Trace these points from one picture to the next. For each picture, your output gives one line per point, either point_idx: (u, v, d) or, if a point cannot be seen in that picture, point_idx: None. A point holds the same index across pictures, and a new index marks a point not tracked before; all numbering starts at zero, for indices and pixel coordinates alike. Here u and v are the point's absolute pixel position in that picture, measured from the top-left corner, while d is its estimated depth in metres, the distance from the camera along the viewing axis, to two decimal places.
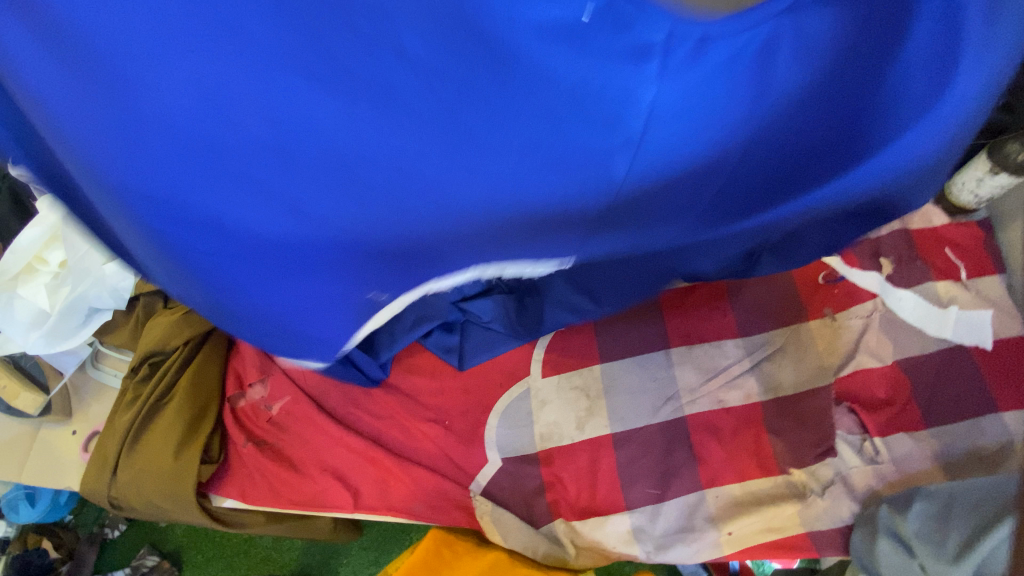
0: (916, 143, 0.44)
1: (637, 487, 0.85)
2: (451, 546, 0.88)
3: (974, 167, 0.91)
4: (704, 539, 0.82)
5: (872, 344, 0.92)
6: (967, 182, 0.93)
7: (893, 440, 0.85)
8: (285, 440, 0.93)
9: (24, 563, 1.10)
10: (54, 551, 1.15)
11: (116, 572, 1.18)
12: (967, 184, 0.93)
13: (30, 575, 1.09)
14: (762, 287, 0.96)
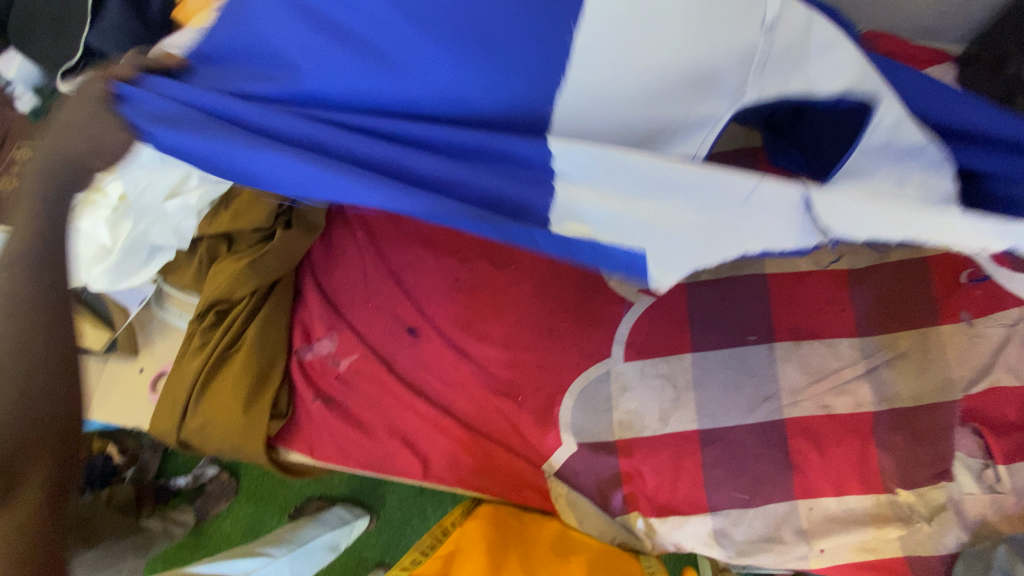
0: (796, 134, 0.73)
1: (723, 490, 0.80)
2: (519, 516, 0.90)
3: None
4: (794, 552, 0.77)
5: (1010, 358, 0.81)
6: None
7: (1019, 468, 0.76)
8: (352, 398, 0.90)
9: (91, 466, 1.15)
10: (119, 456, 1.20)
11: (179, 479, 1.25)
12: None
13: (97, 478, 1.15)
14: (890, 278, 0.86)
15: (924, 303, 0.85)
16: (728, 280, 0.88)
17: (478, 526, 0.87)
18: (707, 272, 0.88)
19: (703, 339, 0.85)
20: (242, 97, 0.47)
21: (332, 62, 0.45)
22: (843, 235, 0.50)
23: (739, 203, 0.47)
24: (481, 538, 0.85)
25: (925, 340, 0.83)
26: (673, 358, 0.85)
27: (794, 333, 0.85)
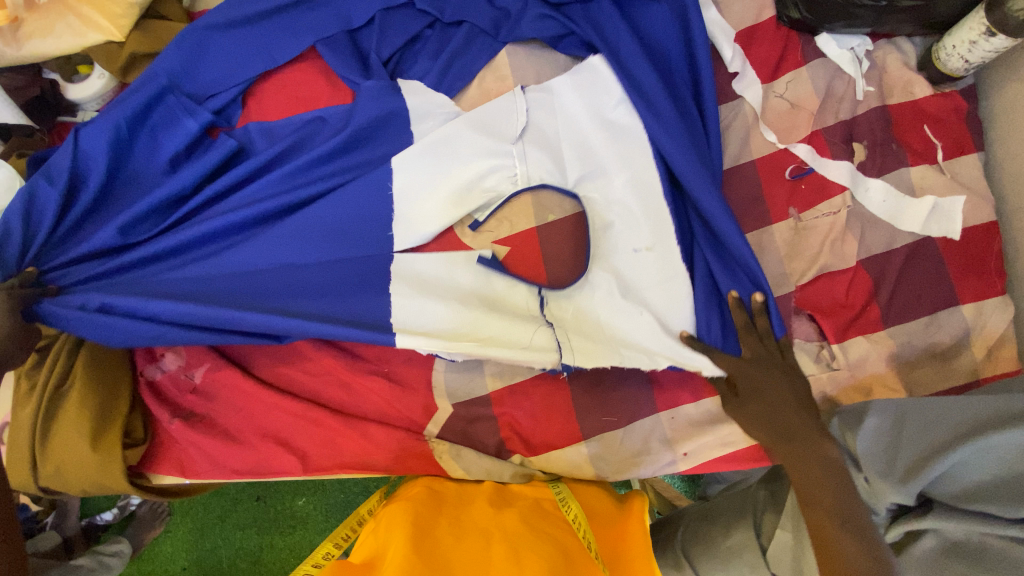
0: (632, 154, 0.87)
1: (594, 417, 0.83)
2: (450, 483, 0.84)
3: (969, 27, 0.80)
4: (658, 461, 0.82)
5: (836, 244, 0.85)
6: (958, 45, 0.83)
7: (851, 344, 0.82)
8: (215, 409, 0.86)
9: None
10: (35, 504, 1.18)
11: (105, 513, 1.24)
12: (958, 48, 0.82)
13: None
14: (730, 186, 0.90)
15: (757, 207, 0.89)
16: (572, 222, 0.89)
17: (403, 496, 0.79)
18: (554, 214, 0.90)
19: (556, 308, 0.86)
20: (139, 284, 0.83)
21: (176, 242, 0.85)
22: (573, 364, 0.82)
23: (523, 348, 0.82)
24: (406, 501, 0.76)
25: (760, 241, 0.87)
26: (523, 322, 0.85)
27: (640, 284, 0.84)
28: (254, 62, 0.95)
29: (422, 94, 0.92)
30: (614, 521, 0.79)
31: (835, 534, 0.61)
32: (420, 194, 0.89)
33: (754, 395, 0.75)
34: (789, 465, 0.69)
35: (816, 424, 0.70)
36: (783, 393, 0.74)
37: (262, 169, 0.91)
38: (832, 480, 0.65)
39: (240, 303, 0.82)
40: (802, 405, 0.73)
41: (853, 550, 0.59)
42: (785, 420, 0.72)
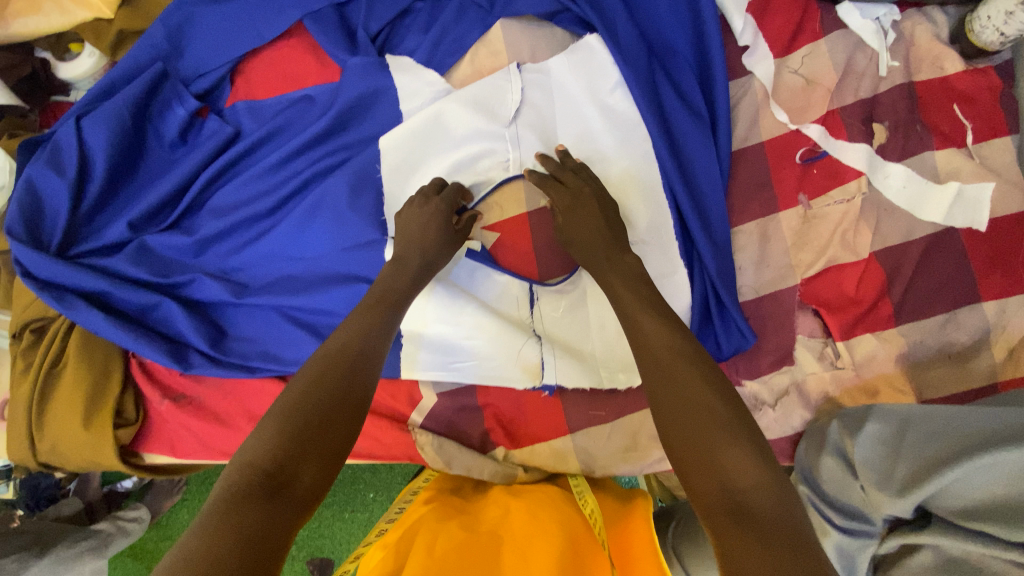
0: (627, 139, 0.83)
1: (581, 409, 0.82)
2: (463, 483, 0.81)
3: None
4: (646, 456, 0.80)
5: (847, 235, 0.80)
6: (994, 16, 0.75)
7: (857, 342, 0.78)
8: (204, 392, 0.87)
9: (32, 486, 1.14)
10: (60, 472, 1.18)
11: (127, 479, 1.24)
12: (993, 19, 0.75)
13: (41, 496, 1.15)
14: (736, 170, 0.84)
15: (765, 193, 0.82)
16: None
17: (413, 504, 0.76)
18: (546, 198, 0.85)
19: (546, 306, 0.84)
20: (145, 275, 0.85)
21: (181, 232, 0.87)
22: (556, 381, 0.81)
23: (516, 352, 0.81)
24: (418, 503, 0.74)
25: (764, 229, 0.82)
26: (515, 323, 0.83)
27: None
28: (240, 38, 0.91)
29: (411, 72, 0.88)
30: (620, 520, 0.74)
31: (729, 511, 0.47)
32: (411, 179, 0.87)
33: (643, 357, 0.60)
34: (668, 434, 0.54)
35: (707, 378, 0.55)
36: (664, 344, 0.59)
37: (259, 154, 0.91)
38: (714, 441, 0.51)
39: (250, 290, 0.87)
40: (689, 356, 0.57)
41: (751, 521, 0.45)
42: (669, 378, 0.56)
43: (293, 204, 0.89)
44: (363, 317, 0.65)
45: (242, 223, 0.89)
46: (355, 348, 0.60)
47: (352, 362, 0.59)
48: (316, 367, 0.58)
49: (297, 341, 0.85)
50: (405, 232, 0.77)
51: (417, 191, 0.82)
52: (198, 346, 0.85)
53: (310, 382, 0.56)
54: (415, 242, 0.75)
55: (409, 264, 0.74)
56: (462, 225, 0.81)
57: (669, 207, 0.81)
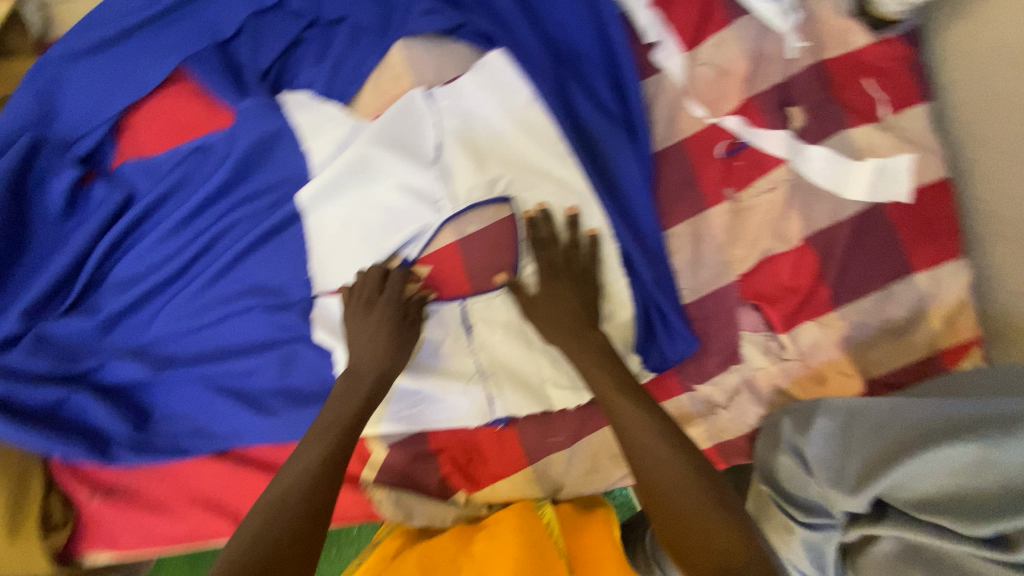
0: (547, 153, 0.80)
1: (538, 438, 0.79)
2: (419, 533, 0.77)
3: None
4: (609, 477, 0.79)
5: (778, 224, 0.79)
6: None
7: (801, 330, 0.77)
8: (139, 478, 0.80)
9: None
10: None
11: None
12: None
13: None
14: (663, 169, 0.81)
15: (692, 190, 0.80)
16: (496, 228, 0.82)
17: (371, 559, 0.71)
18: (474, 224, 0.82)
19: (484, 330, 0.80)
20: (50, 364, 0.78)
21: (83, 315, 0.80)
22: (507, 414, 0.78)
23: (462, 389, 0.78)
24: (375, 560, 0.70)
25: (697, 228, 0.79)
26: (457, 361, 0.79)
27: None
28: (118, 91, 0.84)
29: (311, 107, 0.82)
30: (578, 530, 0.72)
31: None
32: (329, 224, 0.82)
33: (626, 446, 0.63)
34: (672, 537, 0.57)
35: (708, 490, 0.58)
36: (652, 441, 0.61)
37: (159, 215, 0.84)
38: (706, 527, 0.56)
39: (168, 364, 0.80)
40: (674, 444, 0.61)
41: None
42: (669, 487, 0.59)
43: (202, 265, 0.82)
44: (312, 450, 0.65)
45: (149, 292, 0.81)
46: (297, 496, 0.61)
47: (299, 506, 0.60)
48: (255, 522, 0.59)
49: (228, 413, 0.79)
50: (353, 349, 0.74)
51: (355, 292, 0.77)
52: (121, 434, 0.79)
53: (255, 533, 0.58)
54: (365, 358, 0.73)
55: (362, 376, 0.72)
56: (411, 316, 0.76)
57: (603, 211, 0.77)
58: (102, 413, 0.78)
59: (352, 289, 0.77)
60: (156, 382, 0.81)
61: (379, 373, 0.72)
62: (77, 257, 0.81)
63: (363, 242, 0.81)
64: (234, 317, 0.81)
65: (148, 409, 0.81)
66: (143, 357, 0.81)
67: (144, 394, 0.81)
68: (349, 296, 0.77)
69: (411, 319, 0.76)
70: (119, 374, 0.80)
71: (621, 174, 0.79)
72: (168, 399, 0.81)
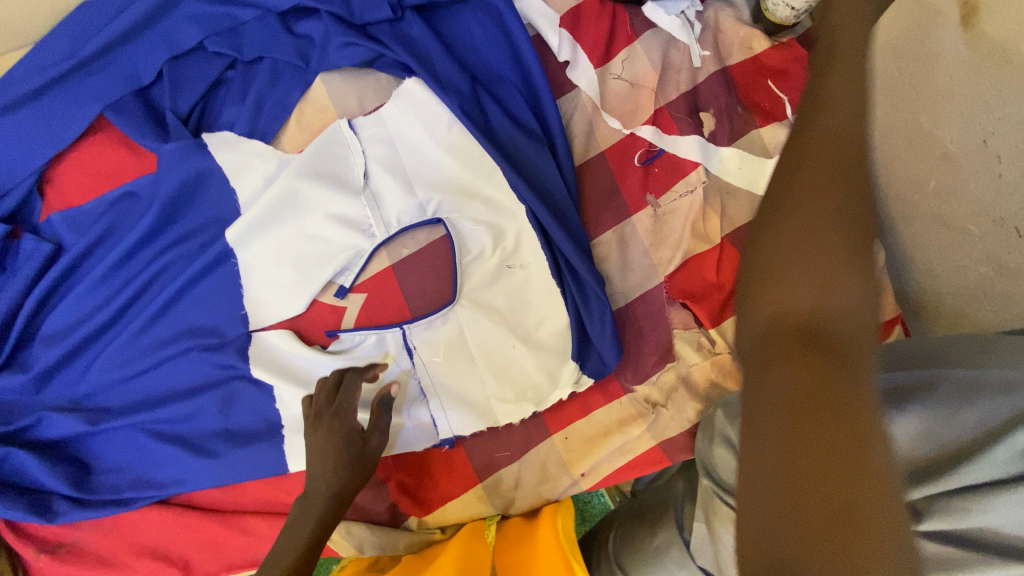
0: (472, 174, 0.83)
1: (486, 453, 0.80)
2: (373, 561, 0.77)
3: None
4: (558, 486, 0.80)
5: (698, 225, 0.82)
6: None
7: (728, 324, 0.80)
8: (81, 536, 0.78)
9: None
10: None
11: None
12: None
13: None
14: (586, 180, 0.84)
15: (616, 198, 0.83)
16: (430, 250, 0.84)
17: None
18: (408, 247, 0.84)
19: (424, 351, 0.80)
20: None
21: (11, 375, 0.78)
22: (452, 433, 0.79)
23: (408, 411, 0.79)
24: None
25: (622, 236, 0.82)
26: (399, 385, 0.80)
27: (517, 308, 0.81)
28: (38, 145, 0.83)
29: (234, 146, 0.83)
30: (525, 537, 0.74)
31: (765, 460, 0.33)
32: (262, 259, 0.82)
33: (800, 145, 0.41)
34: (766, 254, 0.40)
35: (848, 235, 0.37)
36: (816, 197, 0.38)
37: (89, 265, 0.83)
38: (829, 264, 0.37)
39: (105, 415, 0.79)
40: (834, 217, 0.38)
41: (777, 485, 0.32)
42: (827, 299, 0.36)
43: (135, 311, 0.81)
44: None
45: (83, 343, 0.80)
46: None
47: None
48: None
49: (170, 459, 0.78)
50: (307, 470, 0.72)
51: (312, 403, 0.74)
52: (60, 491, 0.77)
53: None
54: (319, 480, 0.71)
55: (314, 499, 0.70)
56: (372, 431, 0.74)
57: (530, 224, 0.80)
58: (39, 472, 0.77)
59: (312, 400, 0.75)
60: (95, 436, 0.79)
61: (332, 493, 0.70)
62: (7, 315, 0.80)
63: (299, 273, 0.82)
64: (171, 361, 0.80)
65: (88, 464, 0.79)
66: (77, 411, 0.79)
67: (82, 449, 0.79)
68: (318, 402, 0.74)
69: (371, 433, 0.74)
70: (54, 431, 0.78)
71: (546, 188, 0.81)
72: (107, 451, 0.79)
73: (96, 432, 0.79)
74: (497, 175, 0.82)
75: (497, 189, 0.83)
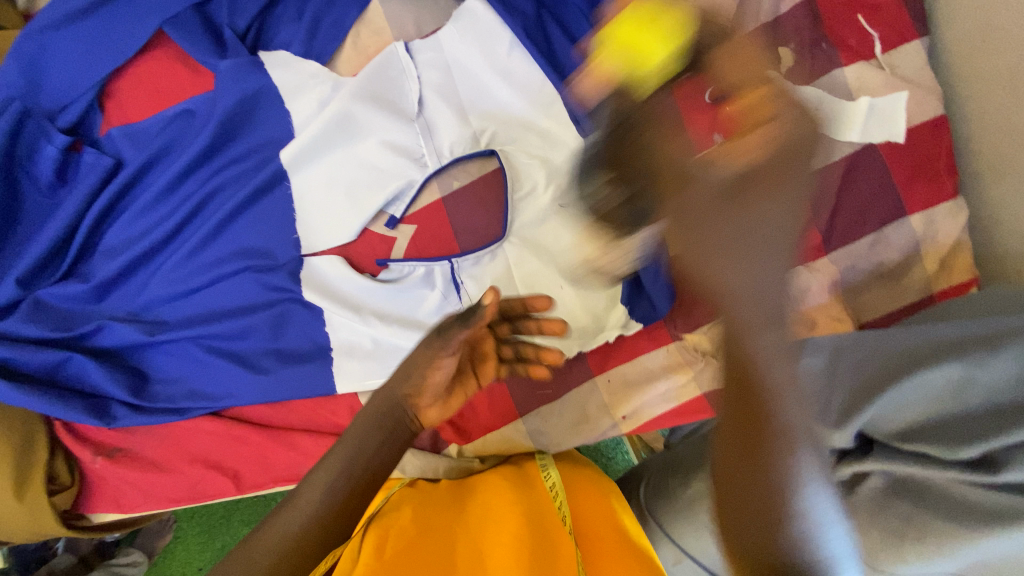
0: (530, 104, 0.79)
1: (527, 390, 0.80)
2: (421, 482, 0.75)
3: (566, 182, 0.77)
4: (599, 428, 0.79)
5: None
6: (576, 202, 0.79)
7: (790, 276, 0.77)
8: (139, 441, 0.82)
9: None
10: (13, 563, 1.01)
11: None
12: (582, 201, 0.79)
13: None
14: (650, 117, 0.79)
15: None
16: (481, 183, 0.82)
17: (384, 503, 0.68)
18: (458, 180, 0.82)
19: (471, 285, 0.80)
20: (46, 334, 0.79)
21: (74, 286, 0.80)
22: None
23: None
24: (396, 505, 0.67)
25: None
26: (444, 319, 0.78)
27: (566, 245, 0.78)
28: (100, 58, 0.83)
29: (290, 66, 0.81)
30: (580, 490, 0.71)
31: None
32: (317, 185, 0.82)
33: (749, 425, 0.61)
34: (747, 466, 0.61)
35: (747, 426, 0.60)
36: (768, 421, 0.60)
37: (148, 182, 0.84)
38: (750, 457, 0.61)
39: (162, 328, 0.82)
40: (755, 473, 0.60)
41: None
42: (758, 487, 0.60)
43: (192, 229, 0.83)
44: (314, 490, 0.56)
45: (143, 258, 0.82)
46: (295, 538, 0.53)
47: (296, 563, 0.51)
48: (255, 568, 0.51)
49: (222, 373, 0.81)
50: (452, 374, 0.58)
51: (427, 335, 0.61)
52: (119, 397, 0.80)
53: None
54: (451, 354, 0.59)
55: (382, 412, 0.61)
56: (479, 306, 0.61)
57: (587, 157, 0.77)
58: (98, 379, 0.79)
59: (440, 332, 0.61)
60: (153, 348, 0.82)
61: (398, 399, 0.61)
62: (69, 226, 0.82)
63: (352, 199, 0.82)
64: (225, 279, 0.82)
65: (146, 374, 0.82)
66: (135, 321, 0.81)
67: (140, 359, 0.82)
68: (423, 403, 0.63)
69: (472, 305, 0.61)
70: (115, 339, 0.81)
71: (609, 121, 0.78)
72: (164, 363, 0.82)
73: (155, 343, 0.82)
74: (558, 104, 0.78)
75: (557, 120, 0.79)
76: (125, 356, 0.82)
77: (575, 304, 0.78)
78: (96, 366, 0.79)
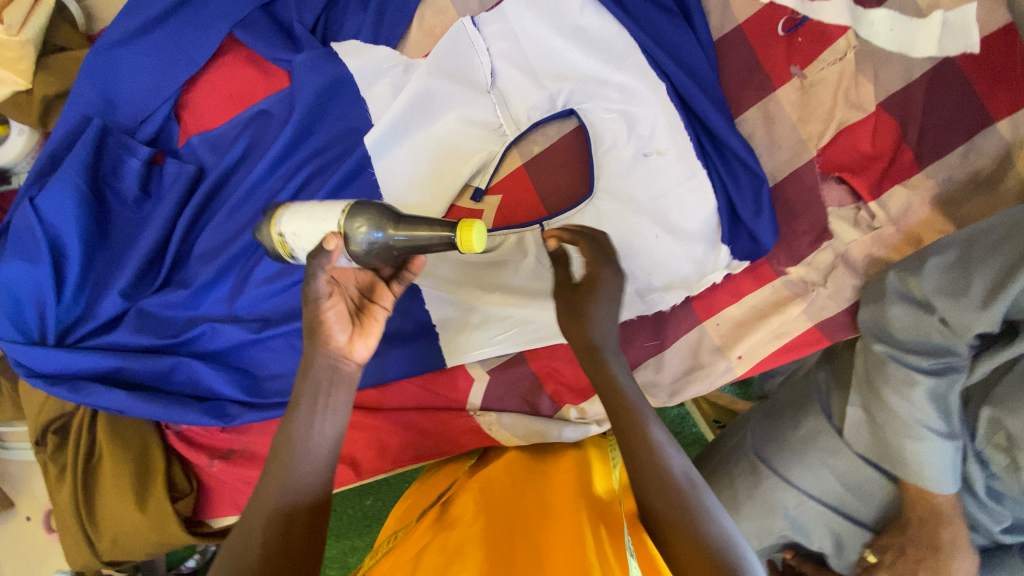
0: (607, 58, 0.79)
1: (635, 344, 0.80)
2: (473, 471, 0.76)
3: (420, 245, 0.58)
4: (714, 372, 0.79)
5: (854, 92, 0.76)
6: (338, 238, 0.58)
7: (889, 197, 0.76)
8: (252, 440, 0.82)
9: None
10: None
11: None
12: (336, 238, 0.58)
13: None
14: (724, 59, 0.80)
15: (757, 74, 0.79)
16: (562, 145, 0.83)
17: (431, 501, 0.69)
18: (539, 144, 0.83)
19: None
20: (153, 343, 0.80)
21: (172, 294, 0.80)
22: None
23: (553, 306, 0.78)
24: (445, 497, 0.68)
25: (767, 112, 0.79)
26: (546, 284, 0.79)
27: (660, 193, 0.78)
28: (173, 68, 0.85)
29: (363, 52, 0.83)
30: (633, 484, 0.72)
31: None
32: (403, 165, 0.82)
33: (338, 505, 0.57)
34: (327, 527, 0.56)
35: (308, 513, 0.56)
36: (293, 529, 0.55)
37: (229, 184, 0.85)
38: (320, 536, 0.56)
39: (264, 324, 0.82)
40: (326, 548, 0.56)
41: None
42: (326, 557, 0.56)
43: None
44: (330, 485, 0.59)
45: (232, 259, 0.82)
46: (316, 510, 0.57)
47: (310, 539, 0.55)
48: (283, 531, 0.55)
49: None
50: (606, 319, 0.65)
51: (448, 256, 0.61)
52: (230, 396, 0.81)
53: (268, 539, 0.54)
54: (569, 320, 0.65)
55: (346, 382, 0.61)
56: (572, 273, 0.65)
57: (671, 103, 0.78)
58: (210, 381, 0.80)
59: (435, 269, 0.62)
60: (256, 346, 0.82)
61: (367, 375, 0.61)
62: (159, 236, 0.82)
63: (438, 176, 0.83)
64: None
65: (253, 372, 0.83)
66: (238, 320, 0.82)
67: (245, 358, 0.83)
68: (341, 342, 0.61)
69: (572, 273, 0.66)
70: (218, 341, 0.81)
71: (688, 65, 0.78)
72: (269, 359, 0.83)
73: (256, 340, 0.82)
74: (636, 54, 0.79)
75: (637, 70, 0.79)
76: (231, 357, 0.83)
77: (676, 251, 0.78)
78: (206, 369, 0.79)
